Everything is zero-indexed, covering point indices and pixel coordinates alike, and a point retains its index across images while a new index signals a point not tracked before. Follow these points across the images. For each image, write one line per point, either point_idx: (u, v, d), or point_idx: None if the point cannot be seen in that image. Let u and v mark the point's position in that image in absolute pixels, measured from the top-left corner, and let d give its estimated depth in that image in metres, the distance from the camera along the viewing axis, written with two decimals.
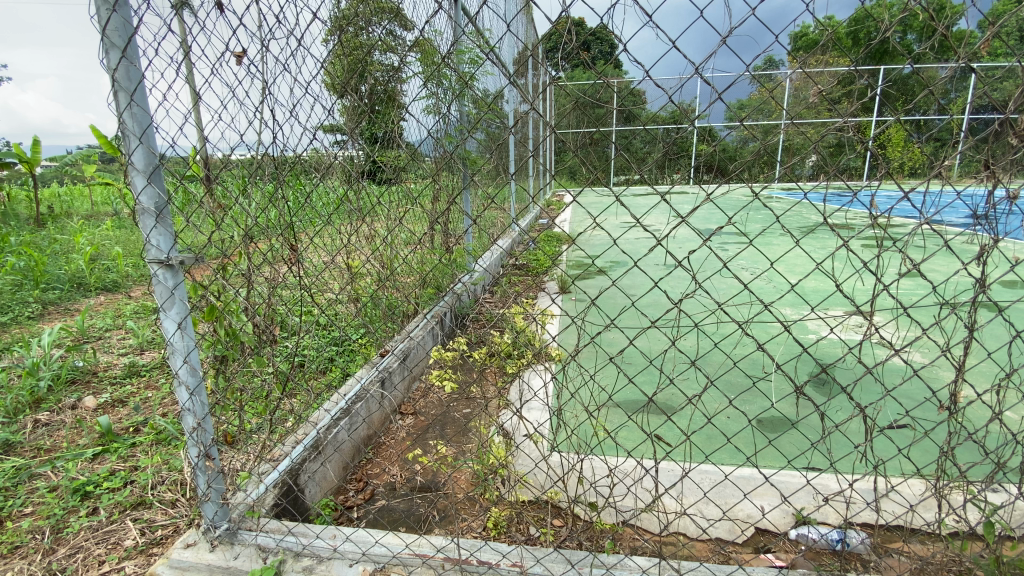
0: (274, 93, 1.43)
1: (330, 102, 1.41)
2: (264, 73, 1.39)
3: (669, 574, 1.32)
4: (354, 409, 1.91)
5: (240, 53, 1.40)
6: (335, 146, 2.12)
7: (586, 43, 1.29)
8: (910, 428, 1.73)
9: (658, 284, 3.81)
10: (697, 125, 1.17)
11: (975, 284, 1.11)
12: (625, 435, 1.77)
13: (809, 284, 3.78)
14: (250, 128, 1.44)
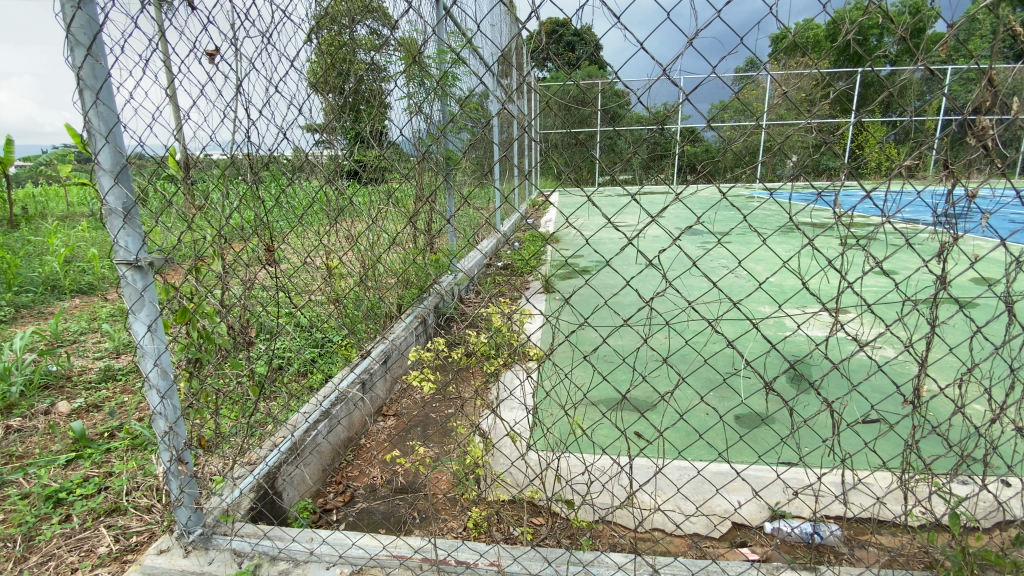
0: (248, 93, 1.41)
1: (305, 102, 1.40)
2: (237, 72, 1.36)
3: (645, 570, 1.33)
4: (333, 412, 1.89)
5: (212, 51, 1.38)
6: (315, 145, 2.10)
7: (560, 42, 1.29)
8: (877, 421, 1.78)
9: (632, 283, 3.85)
10: (668, 126, 1.18)
11: (936, 281, 1.13)
12: (601, 433, 1.79)
13: (784, 281, 3.86)
14: (222, 127, 1.42)
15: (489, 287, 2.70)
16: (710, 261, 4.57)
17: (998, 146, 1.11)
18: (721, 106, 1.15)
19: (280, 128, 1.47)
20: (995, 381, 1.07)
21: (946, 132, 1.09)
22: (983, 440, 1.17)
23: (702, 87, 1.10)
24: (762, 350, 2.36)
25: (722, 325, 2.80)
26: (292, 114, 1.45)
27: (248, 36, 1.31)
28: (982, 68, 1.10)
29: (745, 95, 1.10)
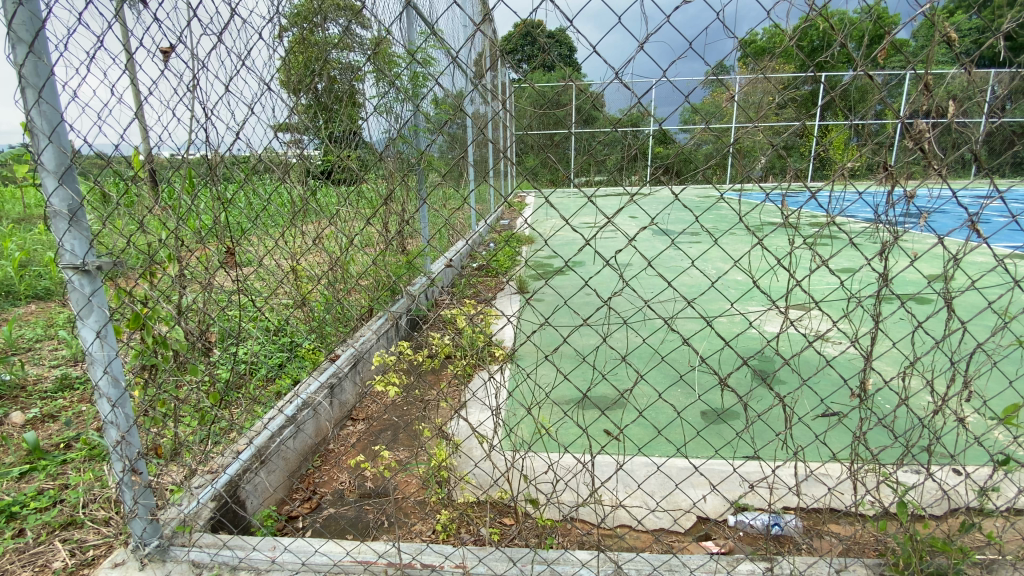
0: (206, 92, 1.38)
1: (265, 102, 1.37)
2: (193, 71, 1.33)
3: (609, 566, 1.35)
4: (300, 417, 1.86)
5: (167, 49, 1.34)
6: (289, 145, 2.06)
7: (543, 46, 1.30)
8: (825, 413, 1.85)
9: (607, 283, 3.90)
10: (623, 127, 1.20)
11: (879, 278, 1.17)
12: (564, 431, 1.81)
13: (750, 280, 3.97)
14: (178, 126, 1.38)
15: (464, 289, 2.70)
16: (682, 262, 4.66)
17: (934, 149, 1.14)
18: (690, 111, 1.17)
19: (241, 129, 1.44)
20: (935, 375, 1.11)
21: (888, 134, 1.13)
22: (925, 431, 1.21)
23: (653, 90, 1.12)
24: (718, 347, 2.43)
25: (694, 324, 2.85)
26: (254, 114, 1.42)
27: (204, 34, 1.28)
28: (919, 74, 1.15)
29: (709, 101, 1.13)
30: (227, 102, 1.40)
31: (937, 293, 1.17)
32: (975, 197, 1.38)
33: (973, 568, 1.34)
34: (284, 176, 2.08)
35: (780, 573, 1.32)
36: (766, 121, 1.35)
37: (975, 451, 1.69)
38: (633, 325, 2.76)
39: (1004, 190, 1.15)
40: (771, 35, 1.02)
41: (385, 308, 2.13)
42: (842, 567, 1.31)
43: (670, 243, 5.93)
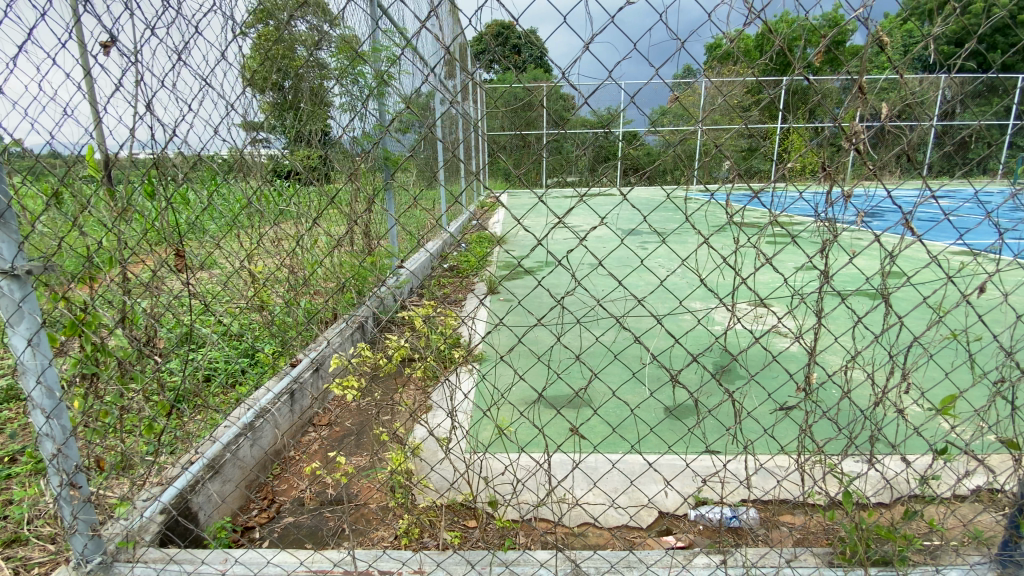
0: (150, 89, 1.31)
1: (215, 100, 1.31)
2: (135, 65, 1.26)
3: (567, 565, 1.35)
4: (258, 424, 1.81)
5: (107, 43, 1.27)
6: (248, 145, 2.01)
7: (515, 46, 1.31)
8: (772, 407, 1.91)
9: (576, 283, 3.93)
10: (577, 127, 1.21)
11: (820, 275, 1.20)
12: (521, 431, 1.81)
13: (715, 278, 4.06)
14: (120, 124, 1.31)
15: (433, 290, 2.68)
16: (649, 262, 4.74)
17: (867, 149, 1.18)
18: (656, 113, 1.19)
19: (192, 128, 1.38)
20: (873, 368, 1.15)
21: (825, 136, 1.16)
22: (867, 422, 1.25)
23: (600, 91, 1.13)
24: (667, 345, 2.48)
25: (658, 322, 2.89)
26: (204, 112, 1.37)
27: (145, 27, 1.21)
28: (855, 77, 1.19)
29: (675, 104, 1.14)
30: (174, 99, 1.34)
31: (874, 288, 1.21)
32: (910, 197, 1.44)
33: (915, 553, 1.40)
34: (240, 176, 2.02)
35: (735, 565, 1.34)
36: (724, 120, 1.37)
37: (916, 440, 1.77)
38: (599, 324, 2.78)
39: (933, 189, 1.20)
40: (725, 37, 1.04)
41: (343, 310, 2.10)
42: (792, 557, 1.35)
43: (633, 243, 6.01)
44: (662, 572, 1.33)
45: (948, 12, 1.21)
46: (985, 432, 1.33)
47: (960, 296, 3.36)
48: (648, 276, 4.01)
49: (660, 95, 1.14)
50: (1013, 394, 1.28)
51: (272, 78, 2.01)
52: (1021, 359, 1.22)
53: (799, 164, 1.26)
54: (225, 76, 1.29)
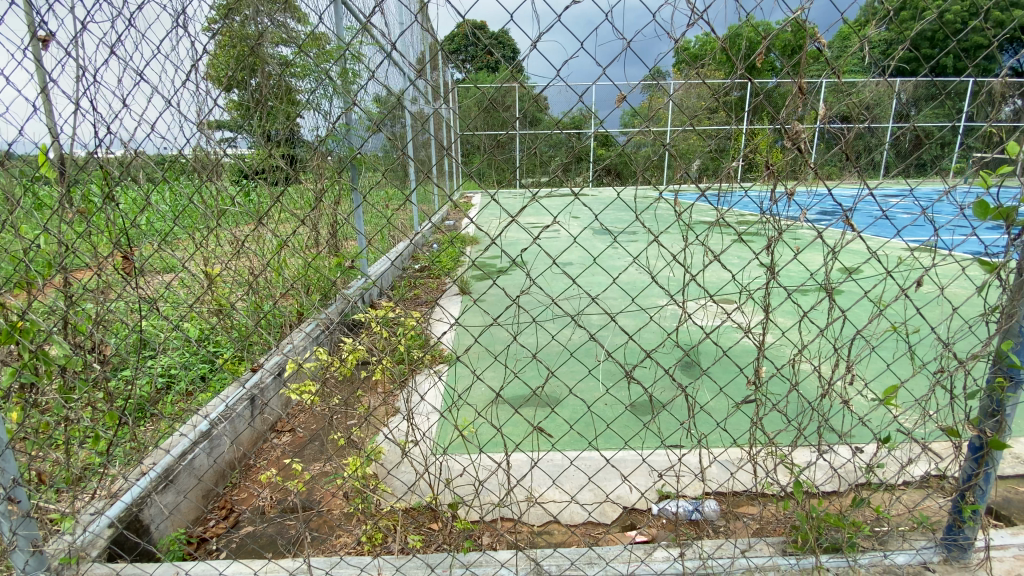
0: (94, 85, 1.25)
1: (165, 97, 1.27)
2: (78, 61, 1.21)
3: (527, 564, 1.35)
4: (215, 431, 1.76)
5: (46, 37, 1.21)
6: (223, 144, 1.95)
7: (489, 47, 1.30)
8: (726, 400, 1.96)
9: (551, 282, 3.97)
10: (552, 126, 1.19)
11: (767, 271, 1.22)
12: (480, 432, 1.82)
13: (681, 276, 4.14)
14: (63, 123, 1.26)
15: (402, 291, 2.65)
16: (616, 259, 4.82)
17: (809, 148, 1.22)
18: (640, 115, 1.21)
19: (139, 125, 1.32)
20: (818, 362, 1.18)
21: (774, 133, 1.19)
22: (814, 414, 1.28)
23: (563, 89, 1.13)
24: (621, 341, 2.53)
25: (620, 320, 2.94)
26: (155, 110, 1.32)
27: (88, 21, 1.17)
28: (800, 78, 1.22)
29: (653, 106, 1.17)
30: (122, 97, 1.29)
31: (818, 284, 1.24)
32: (851, 195, 1.48)
33: (863, 539, 1.45)
34: (206, 176, 1.97)
35: (693, 557, 1.37)
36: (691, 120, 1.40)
37: (864, 430, 1.83)
38: (561, 323, 2.81)
39: (870, 187, 1.23)
40: (681, 41, 1.07)
41: (304, 313, 2.07)
42: (747, 547, 1.38)
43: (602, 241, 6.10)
44: (621, 566, 1.35)
45: (887, 14, 1.25)
46: (926, 420, 1.38)
47: (895, 289, 3.52)
48: (616, 275, 4.07)
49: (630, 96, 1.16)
50: (951, 383, 1.32)
51: (230, 76, 1.95)
52: (956, 349, 1.26)
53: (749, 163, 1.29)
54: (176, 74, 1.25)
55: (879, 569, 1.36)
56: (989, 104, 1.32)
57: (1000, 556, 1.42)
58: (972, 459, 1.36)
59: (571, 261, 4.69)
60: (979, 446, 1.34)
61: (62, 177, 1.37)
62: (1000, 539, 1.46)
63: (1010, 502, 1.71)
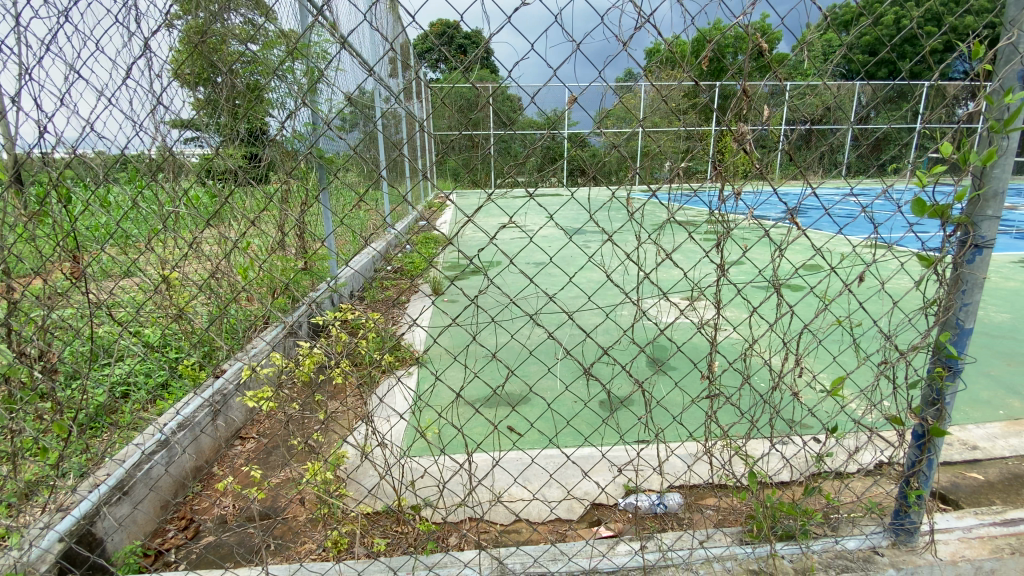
0: (38, 83, 1.20)
1: (115, 96, 1.23)
2: (20, 58, 1.16)
3: (491, 563, 1.36)
4: (174, 440, 1.72)
5: None
6: (187, 144, 1.89)
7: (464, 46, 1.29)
8: (682, 395, 2.03)
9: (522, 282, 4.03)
10: (519, 126, 1.19)
11: (717, 269, 1.25)
12: (440, 434, 1.83)
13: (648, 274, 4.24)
14: (5, 122, 1.21)
15: (372, 294, 2.64)
16: (587, 258, 4.90)
17: (755, 149, 1.24)
18: (605, 112, 1.23)
19: (86, 126, 1.27)
20: (768, 356, 1.21)
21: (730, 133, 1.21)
22: (766, 407, 1.31)
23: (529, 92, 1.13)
24: (582, 339, 2.58)
25: (585, 318, 3.00)
26: (105, 110, 1.28)
27: (30, 16, 1.13)
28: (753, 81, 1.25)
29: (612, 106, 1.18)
30: (69, 96, 1.24)
31: (766, 280, 1.27)
32: (794, 196, 1.54)
33: (817, 526, 1.50)
34: (167, 177, 1.91)
35: (653, 550, 1.39)
36: (663, 123, 1.40)
37: (817, 421, 1.91)
38: (527, 322, 2.85)
39: (812, 186, 1.28)
40: (630, 42, 1.09)
41: (269, 316, 2.05)
42: (705, 538, 1.43)
43: (575, 241, 6.18)
44: (584, 561, 1.37)
45: (832, 16, 1.29)
46: (872, 410, 1.43)
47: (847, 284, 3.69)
48: (585, 274, 4.13)
49: (583, 96, 1.18)
50: (894, 373, 1.38)
51: (187, 73, 1.90)
52: (897, 341, 1.32)
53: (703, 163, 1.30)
54: (127, 72, 1.22)
55: (832, 554, 1.42)
56: (942, 108, 1.36)
57: (944, 539, 1.49)
58: (915, 446, 1.42)
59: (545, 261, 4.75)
60: (921, 434, 1.40)
61: (12, 176, 1.32)
62: (945, 523, 1.53)
63: (957, 486, 1.80)
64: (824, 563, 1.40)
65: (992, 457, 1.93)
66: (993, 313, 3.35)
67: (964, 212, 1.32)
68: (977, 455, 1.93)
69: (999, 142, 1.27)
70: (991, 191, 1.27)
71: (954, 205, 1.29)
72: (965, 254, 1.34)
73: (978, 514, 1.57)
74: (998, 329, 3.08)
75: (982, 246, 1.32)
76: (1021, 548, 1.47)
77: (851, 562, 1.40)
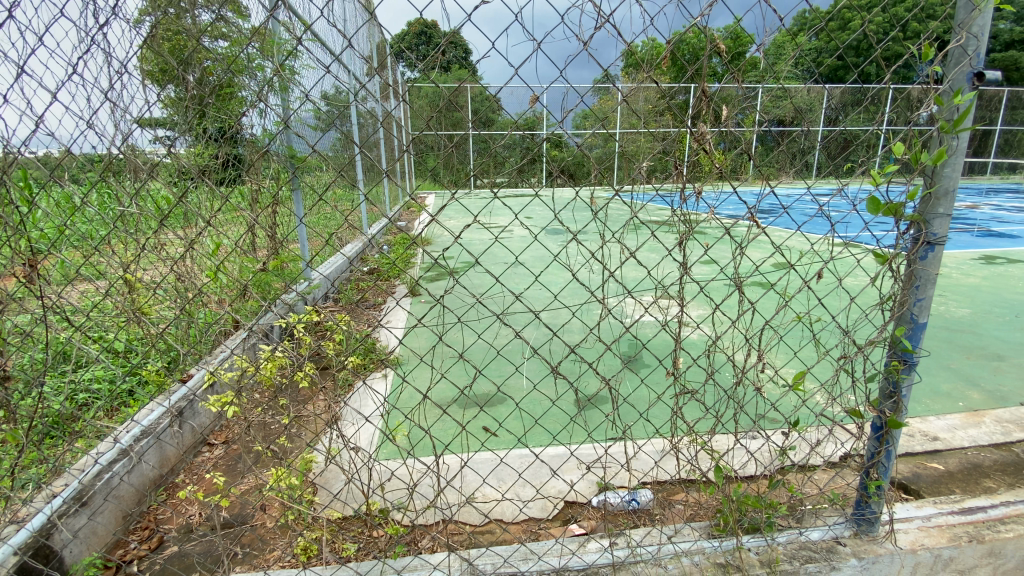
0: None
1: (63, 94, 1.17)
2: None
3: (460, 565, 1.35)
4: (137, 448, 1.67)
5: None
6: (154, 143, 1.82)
7: (443, 46, 1.26)
8: (648, 392, 2.07)
9: (497, 281, 4.06)
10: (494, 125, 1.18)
11: (680, 267, 1.27)
12: (408, 436, 1.84)
13: (621, 272, 4.30)
14: None
15: (345, 295, 2.62)
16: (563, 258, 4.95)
17: (714, 149, 1.27)
18: (571, 112, 1.23)
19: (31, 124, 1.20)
20: (729, 352, 1.23)
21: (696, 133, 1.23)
22: (731, 402, 1.33)
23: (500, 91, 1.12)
24: (552, 338, 2.62)
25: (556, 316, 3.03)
26: (53, 108, 1.22)
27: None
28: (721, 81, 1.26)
29: (579, 106, 1.19)
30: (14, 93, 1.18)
31: (728, 278, 1.29)
32: (752, 196, 1.58)
33: (782, 518, 1.54)
34: (130, 178, 1.86)
35: (623, 547, 1.40)
36: (638, 124, 1.41)
37: (783, 416, 1.95)
38: (499, 323, 2.87)
39: (770, 186, 1.31)
40: (590, 43, 1.09)
41: (238, 318, 2.00)
42: (674, 533, 1.44)
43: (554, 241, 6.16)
44: (554, 560, 1.37)
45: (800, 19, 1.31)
46: (834, 404, 1.46)
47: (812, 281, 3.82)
48: (560, 274, 4.19)
49: (546, 96, 1.18)
50: (853, 367, 1.41)
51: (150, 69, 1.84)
52: (855, 336, 1.35)
53: (666, 164, 1.33)
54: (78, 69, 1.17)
55: (796, 546, 1.45)
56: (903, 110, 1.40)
57: (905, 528, 1.53)
58: (875, 438, 1.46)
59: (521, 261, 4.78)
60: (880, 426, 1.44)
61: None
62: (905, 512, 1.58)
63: (919, 476, 1.85)
64: (789, 554, 1.43)
65: (952, 447, 2.00)
66: (956, 308, 3.47)
67: (916, 211, 1.37)
68: (938, 446, 2.00)
69: (949, 141, 1.31)
70: (942, 190, 1.32)
71: (906, 203, 1.34)
72: (919, 251, 1.38)
73: (937, 503, 1.63)
74: (958, 323, 3.19)
75: (934, 243, 1.36)
76: (976, 536, 1.52)
77: (814, 552, 1.43)
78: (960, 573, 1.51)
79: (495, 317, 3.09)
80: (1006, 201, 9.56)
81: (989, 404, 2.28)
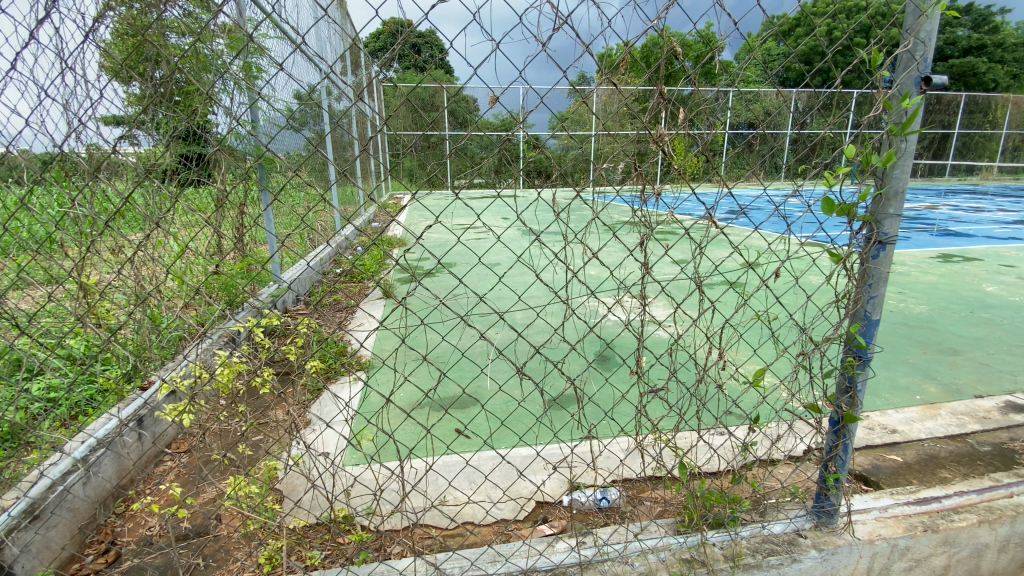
0: None
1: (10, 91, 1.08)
2: None
3: (427, 569, 1.33)
4: (93, 458, 1.61)
5: None
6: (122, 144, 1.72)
7: (416, 45, 1.24)
8: (613, 392, 2.12)
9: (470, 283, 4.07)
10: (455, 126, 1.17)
11: (642, 267, 1.27)
12: (372, 440, 1.82)
13: (593, 272, 4.36)
14: None
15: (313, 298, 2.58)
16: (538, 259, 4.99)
17: (673, 151, 1.27)
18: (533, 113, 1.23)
19: None
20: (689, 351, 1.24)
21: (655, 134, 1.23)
22: (693, 400, 1.34)
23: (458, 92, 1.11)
24: (521, 339, 2.64)
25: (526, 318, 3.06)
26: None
27: None
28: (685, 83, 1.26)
29: (539, 107, 1.18)
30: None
31: (688, 277, 1.31)
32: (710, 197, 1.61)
33: (746, 513, 1.57)
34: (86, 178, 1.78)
35: (591, 545, 1.41)
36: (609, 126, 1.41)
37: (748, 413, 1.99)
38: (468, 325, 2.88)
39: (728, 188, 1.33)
40: (549, 43, 1.07)
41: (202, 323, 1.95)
42: (641, 531, 1.46)
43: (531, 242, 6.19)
44: (522, 561, 1.37)
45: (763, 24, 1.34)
46: (793, 400, 1.49)
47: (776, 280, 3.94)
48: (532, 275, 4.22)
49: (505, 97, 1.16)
50: (810, 364, 1.45)
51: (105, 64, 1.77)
52: (811, 333, 1.38)
53: (629, 165, 1.33)
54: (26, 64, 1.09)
55: (759, 539, 1.48)
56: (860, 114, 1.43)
57: (863, 520, 1.57)
58: (832, 432, 1.50)
59: (495, 263, 4.79)
60: (837, 420, 1.48)
61: None
62: (863, 504, 1.63)
63: (878, 468, 1.91)
64: (752, 548, 1.45)
65: (909, 439, 2.07)
66: (914, 305, 3.61)
67: (869, 211, 1.41)
68: (896, 439, 2.07)
69: (899, 144, 1.36)
70: (892, 191, 1.36)
71: (859, 204, 1.38)
72: (871, 251, 1.42)
73: (894, 494, 1.68)
74: (917, 319, 3.33)
75: (884, 242, 1.40)
76: (931, 525, 1.58)
77: (776, 545, 1.46)
78: (915, 561, 1.56)
79: (462, 319, 3.09)
80: (965, 202, 10.00)
81: (945, 397, 2.37)
